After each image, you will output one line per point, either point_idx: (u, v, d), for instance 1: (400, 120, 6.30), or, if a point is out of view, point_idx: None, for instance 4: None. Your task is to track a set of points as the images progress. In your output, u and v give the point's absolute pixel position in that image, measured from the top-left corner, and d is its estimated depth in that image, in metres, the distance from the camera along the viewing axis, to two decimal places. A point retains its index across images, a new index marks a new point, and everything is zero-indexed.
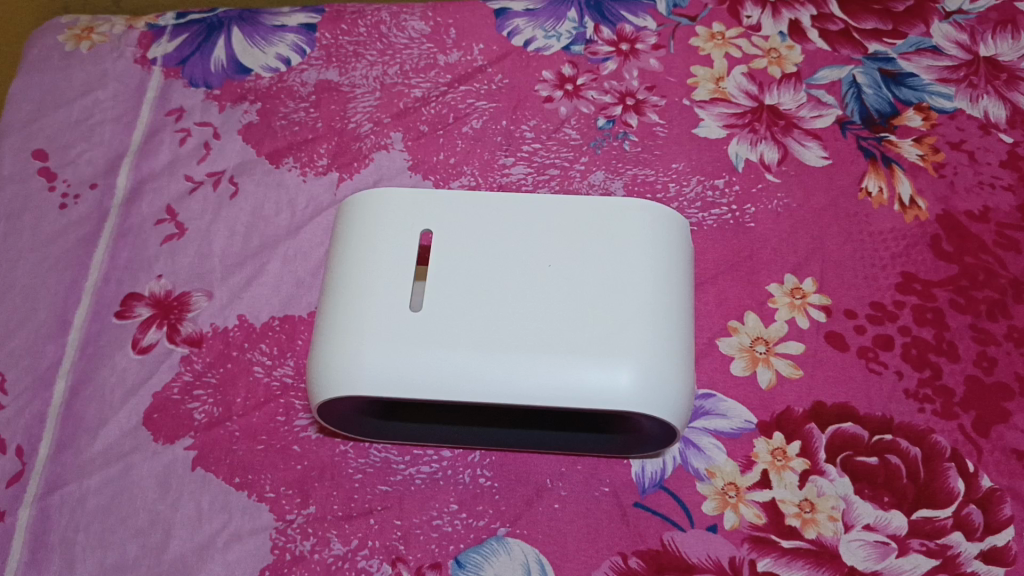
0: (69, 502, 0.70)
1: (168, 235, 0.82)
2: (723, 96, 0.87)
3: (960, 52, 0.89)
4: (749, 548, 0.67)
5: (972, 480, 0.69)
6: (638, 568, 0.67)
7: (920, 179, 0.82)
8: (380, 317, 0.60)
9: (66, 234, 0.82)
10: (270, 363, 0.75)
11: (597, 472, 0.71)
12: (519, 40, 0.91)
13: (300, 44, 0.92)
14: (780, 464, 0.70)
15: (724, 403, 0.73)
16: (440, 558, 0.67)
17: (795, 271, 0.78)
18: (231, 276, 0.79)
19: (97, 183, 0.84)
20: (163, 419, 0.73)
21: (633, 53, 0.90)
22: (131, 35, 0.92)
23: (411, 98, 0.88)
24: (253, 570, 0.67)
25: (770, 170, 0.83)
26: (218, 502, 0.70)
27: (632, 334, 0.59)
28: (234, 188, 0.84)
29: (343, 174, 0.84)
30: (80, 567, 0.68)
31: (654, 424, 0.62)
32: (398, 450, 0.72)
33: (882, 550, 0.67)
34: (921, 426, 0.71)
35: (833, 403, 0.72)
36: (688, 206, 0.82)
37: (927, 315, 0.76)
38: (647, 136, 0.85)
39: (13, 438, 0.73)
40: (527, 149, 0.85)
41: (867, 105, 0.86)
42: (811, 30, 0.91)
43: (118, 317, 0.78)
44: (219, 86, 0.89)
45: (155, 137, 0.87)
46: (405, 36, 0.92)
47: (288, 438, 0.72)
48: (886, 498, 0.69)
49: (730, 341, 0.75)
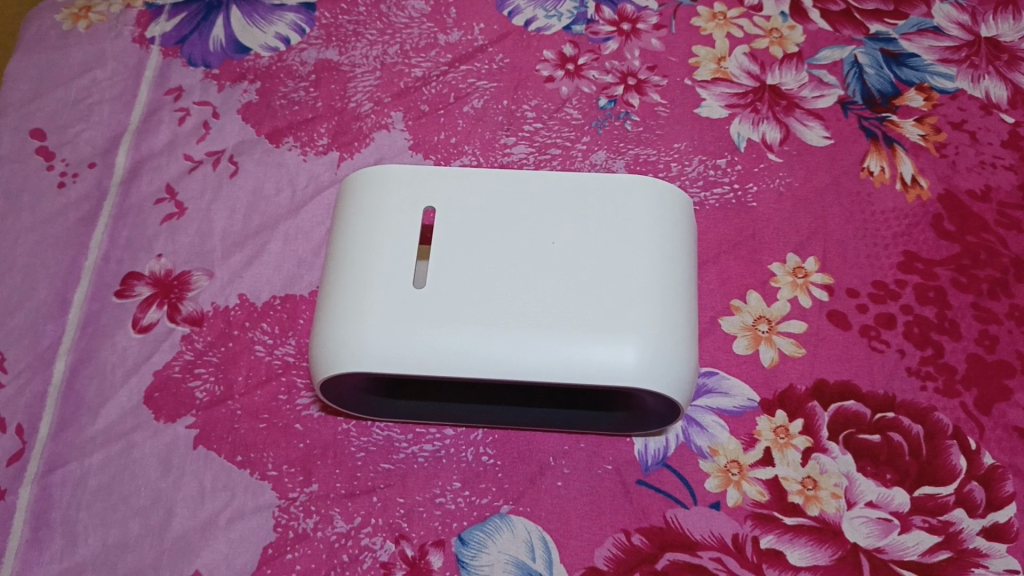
0: (70, 481, 0.70)
1: (167, 214, 0.81)
2: (725, 76, 0.87)
3: (961, 33, 0.89)
4: (752, 525, 0.67)
5: (973, 457, 0.69)
6: (642, 545, 0.67)
7: (921, 159, 0.82)
8: (385, 294, 0.60)
9: (65, 213, 0.81)
10: (272, 342, 0.75)
11: (600, 450, 0.71)
12: (519, 20, 0.91)
13: (300, 23, 0.91)
14: (782, 441, 0.70)
15: (727, 381, 0.73)
16: (444, 535, 0.67)
17: (798, 250, 0.78)
18: (231, 256, 0.79)
19: (96, 162, 0.83)
20: (165, 398, 0.73)
21: (634, 33, 0.90)
22: (129, 14, 0.92)
23: (411, 78, 0.88)
24: (255, 549, 0.67)
25: (772, 150, 0.83)
26: (220, 480, 0.70)
27: (636, 311, 0.59)
28: (234, 167, 0.83)
29: (343, 154, 0.83)
30: (81, 546, 0.68)
31: (657, 400, 0.62)
32: (400, 428, 0.72)
33: (884, 526, 0.67)
34: (923, 404, 0.71)
35: (836, 381, 0.72)
36: (690, 185, 0.81)
37: (930, 294, 0.76)
38: (649, 115, 0.85)
39: (13, 418, 0.72)
40: (528, 128, 0.85)
41: (869, 85, 0.86)
42: (813, 10, 0.90)
43: (118, 296, 0.77)
44: (218, 65, 0.89)
45: (154, 116, 0.86)
46: (405, 16, 0.92)
47: (290, 416, 0.72)
48: (888, 475, 0.69)
49: (732, 320, 0.75)
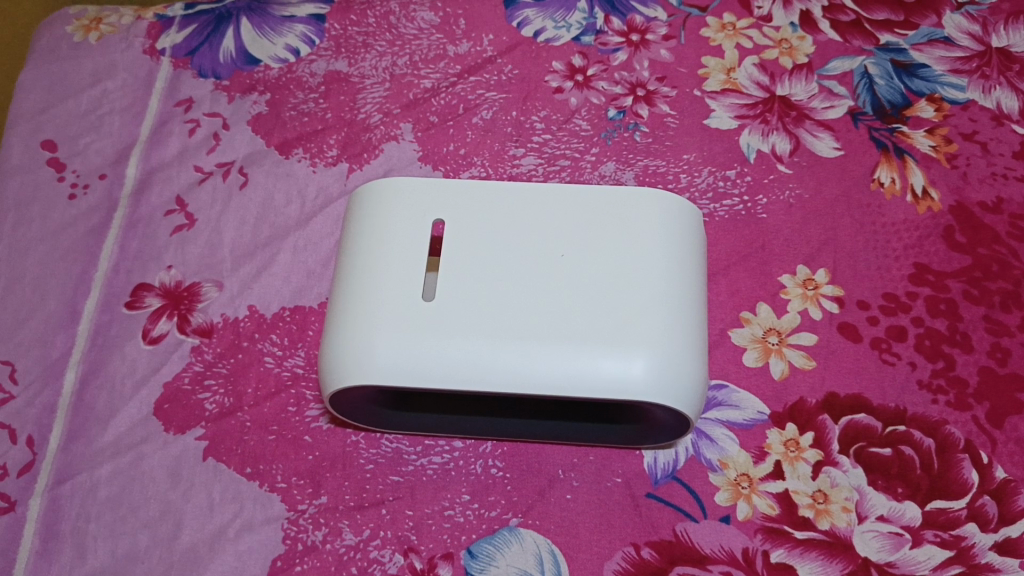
0: (80, 492, 0.70)
1: (178, 225, 0.81)
2: (734, 87, 0.87)
3: (972, 43, 0.88)
4: (762, 539, 0.67)
5: (985, 471, 0.69)
6: (651, 559, 0.66)
7: (932, 170, 0.82)
8: (395, 307, 0.60)
9: (76, 224, 0.81)
10: (281, 353, 0.75)
11: (610, 463, 0.71)
12: (529, 31, 0.91)
13: (309, 34, 0.91)
14: (793, 455, 0.70)
15: (737, 394, 0.72)
16: (452, 548, 0.67)
17: (808, 262, 0.78)
18: (241, 267, 0.79)
19: (106, 173, 0.84)
20: (174, 409, 0.73)
21: (643, 44, 0.90)
22: (140, 25, 0.92)
23: (420, 89, 0.88)
24: (263, 561, 0.67)
25: (782, 161, 0.82)
26: (229, 492, 0.70)
27: (645, 324, 0.59)
28: (244, 178, 0.83)
29: (353, 165, 0.84)
30: (90, 557, 0.68)
31: (667, 414, 0.61)
32: (409, 440, 0.72)
33: (896, 541, 0.66)
34: (934, 417, 0.71)
35: (846, 394, 0.72)
36: (699, 197, 0.81)
37: (941, 306, 0.75)
38: (658, 126, 0.85)
39: (23, 429, 0.72)
40: (537, 140, 0.85)
41: (879, 96, 0.86)
42: (822, 21, 0.90)
43: (128, 307, 0.78)
44: (228, 77, 0.89)
45: (165, 128, 0.86)
46: (414, 27, 0.92)
47: (299, 428, 0.72)
48: (900, 489, 0.68)
49: (742, 333, 0.75)
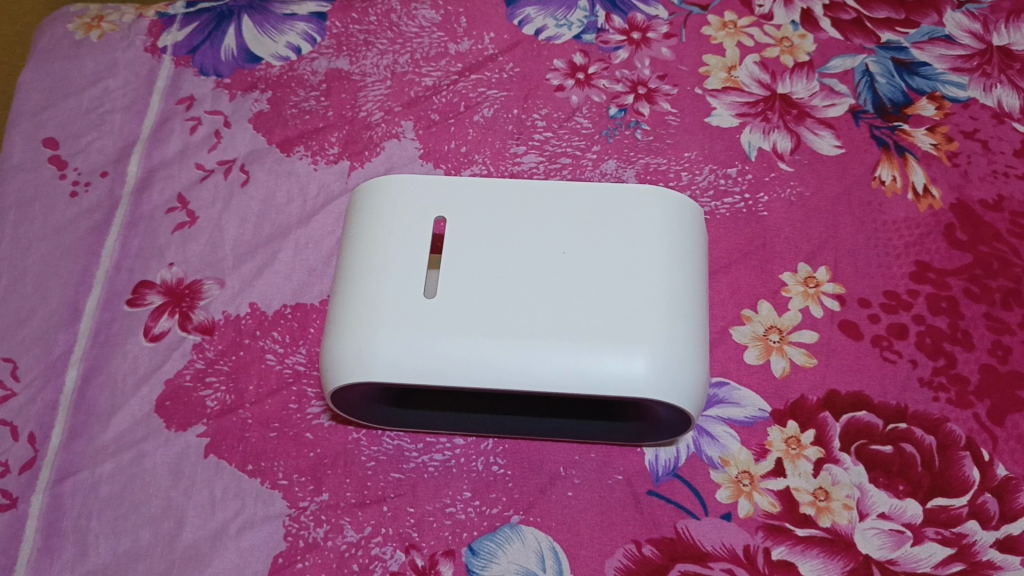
0: (81, 489, 0.70)
1: (179, 223, 0.81)
2: (735, 85, 0.87)
3: (973, 41, 0.88)
4: (764, 536, 0.67)
5: (987, 468, 0.69)
6: (652, 556, 0.66)
7: (933, 168, 0.82)
8: (396, 304, 0.60)
9: (78, 221, 0.81)
10: (282, 351, 0.75)
11: (611, 460, 0.71)
12: (530, 29, 0.91)
13: (311, 32, 0.91)
14: (794, 452, 0.70)
15: (738, 392, 0.72)
16: (454, 545, 0.67)
17: (809, 259, 0.78)
18: (242, 265, 0.79)
19: (108, 171, 0.84)
20: (176, 407, 0.73)
21: (644, 42, 0.90)
22: (142, 23, 0.92)
23: (422, 87, 0.88)
24: (265, 558, 0.67)
25: (783, 159, 0.83)
26: (231, 489, 0.70)
27: (646, 322, 0.59)
28: (245, 176, 0.83)
29: (354, 163, 0.84)
30: (91, 554, 0.68)
31: (668, 411, 0.61)
32: (410, 437, 0.72)
33: (897, 539, 0.66)
34: (936, 415, 0.71)
35: (848, 391, 0.72)
36: (700, 195, 0.81)
37: (942, 303, 0.75)
38: (659, 125, 0.85)
39: (25, 426, 0.72)
40: (538, 137, 0.85)
41: (880, 94, 0.86)
42: (823, 19, 0.90)
43: (130, 305, 0.78)
44: (230, 75, 0.89)
45: (166, 125, 0.86)
46: (416, 24, 0.92)
47: (300, 425, 0.72)
48: (901, 486, 0.68)
49: (743, 330, 0.75)
